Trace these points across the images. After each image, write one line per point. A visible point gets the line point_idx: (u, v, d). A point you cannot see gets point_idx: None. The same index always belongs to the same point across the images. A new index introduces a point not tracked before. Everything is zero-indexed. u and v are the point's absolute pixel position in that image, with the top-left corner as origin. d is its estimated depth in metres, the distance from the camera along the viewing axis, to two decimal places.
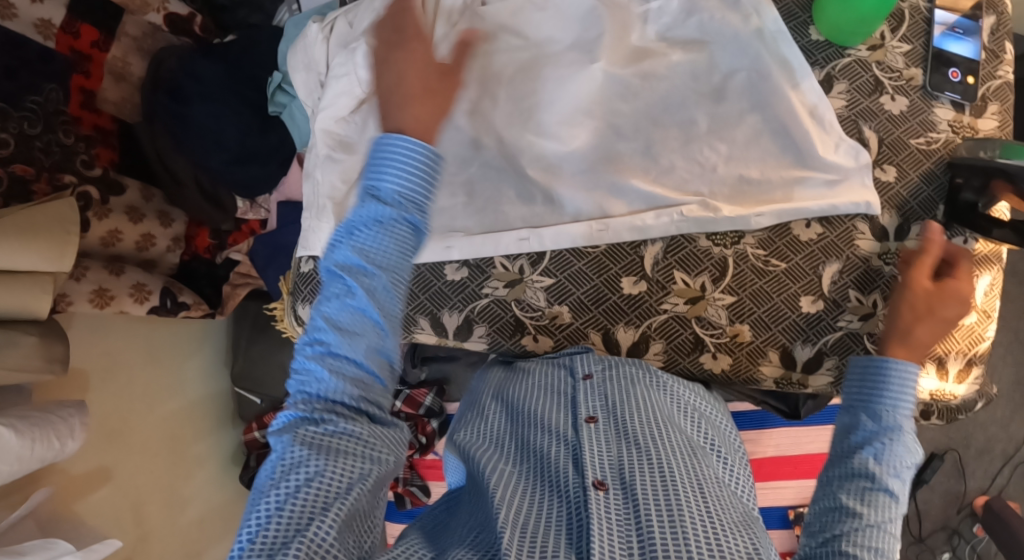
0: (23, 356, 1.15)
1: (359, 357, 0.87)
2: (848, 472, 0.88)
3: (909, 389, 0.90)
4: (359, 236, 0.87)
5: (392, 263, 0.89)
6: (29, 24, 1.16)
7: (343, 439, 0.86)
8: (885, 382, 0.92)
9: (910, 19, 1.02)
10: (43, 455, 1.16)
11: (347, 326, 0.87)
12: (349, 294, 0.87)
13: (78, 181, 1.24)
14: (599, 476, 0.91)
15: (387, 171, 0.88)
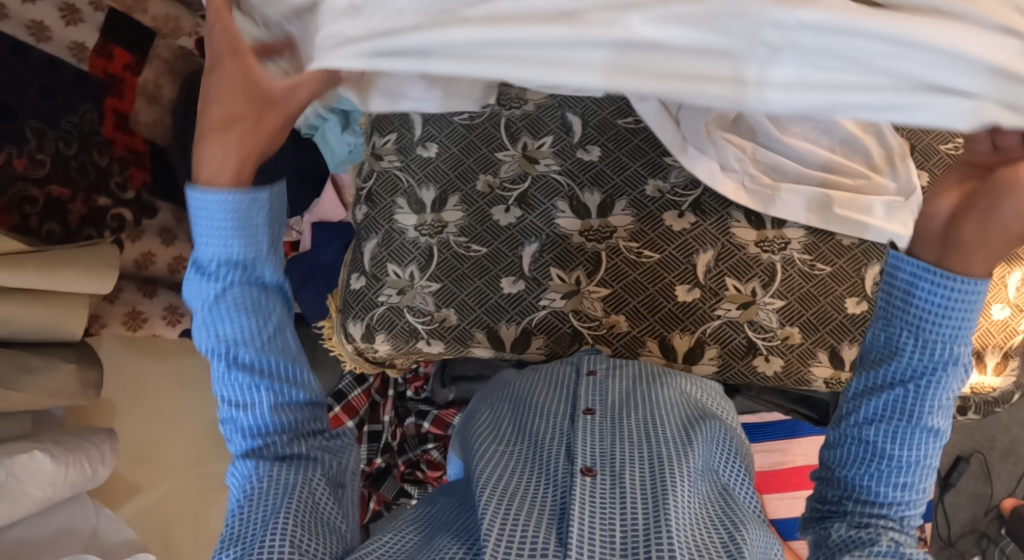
0: (60, 381, 1.14)
1: (267, 416, 0.87)
2: (887, 408, 0.80)
3: (973, 311, 0.75)
4: (209, 322, 0.85)
5: (259, 331, 0.86)
6: (63, 46, 1.18)
7: (285, 452, 0.88)
8: (942, 305, 0.75)
9: None
10: (75, 481, 1.14)
11: (245, 402, 0.87)
12: (237, 373, 0.86)
13: (112, 204, 1.24)
14: (587, 462, 0.94)
15: (207, 232, 0.82)
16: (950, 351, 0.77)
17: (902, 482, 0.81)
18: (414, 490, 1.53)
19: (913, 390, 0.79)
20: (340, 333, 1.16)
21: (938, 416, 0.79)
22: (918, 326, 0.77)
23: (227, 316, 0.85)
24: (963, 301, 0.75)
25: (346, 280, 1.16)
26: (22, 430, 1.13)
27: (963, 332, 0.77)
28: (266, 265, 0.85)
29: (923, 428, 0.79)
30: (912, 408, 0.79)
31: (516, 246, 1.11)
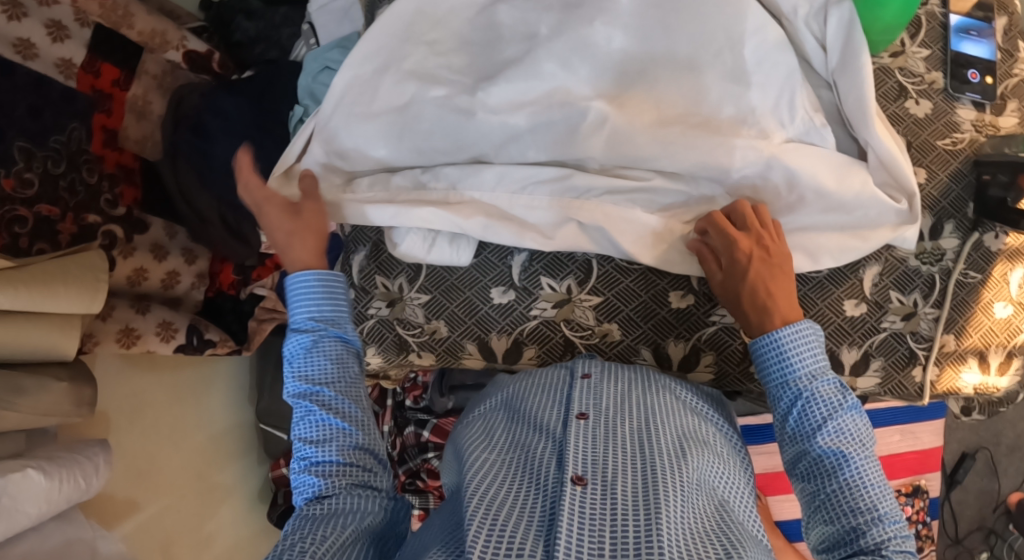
0: (53, 401, 1.13)
1: (335, 457, 0.92)
2: (795, 457, 0.89)
3: (800, 351, 0.89)
4: (297, 366, 0.96)
5: (336, 381, 0.96)
6: (50, 63, 1.16)
7: (337, 516, 0.89)
8: (777, 356, 0.90)
9: (927, 25, 1.05)
10: (70, 495, 1.14)
11: (316, 438, 0.93)
12: (309, 413, 0.94)
13: (102, 221, 1.24)
14: (578, 471, 0.92)
15: (300, 298, 0.98)
16: (794, 387, 0.89)
17: (844, 505, 0.85)
18: (415, 500, 1.51)
19: (794, 431, 0.89)
20: None
21: (826, 438, 0.86)
22: (773, 378, 0.91)
23: (306, 363, 0.96)
24: (778, 351, 0.90)
25: None
26: (16, 448, 1.14)
27: (799, 370, 0.89)
28: (346, 328, 0.99)
29: (819, 454, 0.87)
30: (792, 442, 0.89)
31: (506, 255, 1.09)
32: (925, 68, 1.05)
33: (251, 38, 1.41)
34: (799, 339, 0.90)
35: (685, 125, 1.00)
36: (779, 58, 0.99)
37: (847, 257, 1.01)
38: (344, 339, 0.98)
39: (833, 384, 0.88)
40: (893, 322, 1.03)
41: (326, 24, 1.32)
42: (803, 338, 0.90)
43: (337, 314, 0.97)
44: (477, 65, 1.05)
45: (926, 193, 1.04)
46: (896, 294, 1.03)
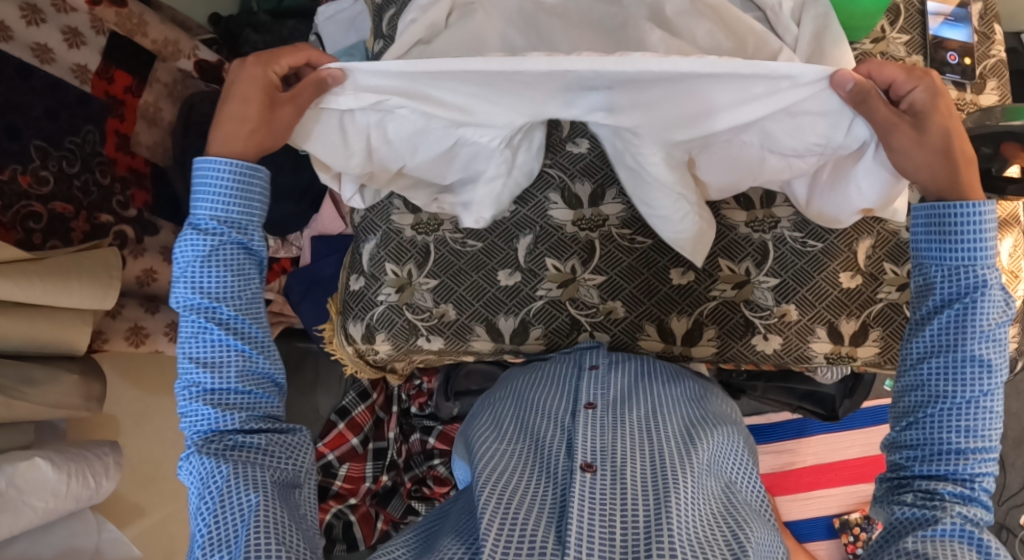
0: (63, 393, 1.15)
1: (230, 381, 0.89)
2: (930, 346, 0.85)
3: (988, 235, 0.83)
4: (189, 277, 0.88)
5: (234, 296, 0.89)
6: (67, 68, 1.21)
7: (247, 450, 0.88)
8: (964, 229, 0.84)
9: (905, 12, 1.10)
10: (78, 493, 1.14)
11: (211, 359, 0.88)
12: (203, 332, 0.88)
13: (114, 221, 1.27)
14: (588, 458, 0.93)
15: (203, 192, 0.89)
16: (975, 273, 0.83)
17: (955, 424, 0.83)
18: (421, 507, 1.46)
19: (941, 328, 0.84)
20: (342, 335, 1.16)
21: (984, 347, 0.83)
22: (950, 255, 0.84)
23: (207, 274, 0.88)
24: (968, 227, 0.84)
25: (347, 281, 1.17)
26: (25, 441, 1.14)
27: (983, 254, 0.84)
28: (251, 235, 0.90)
29: (965, 362, 0.83)
30: (926, 345, 0.85)
31: (511, 239, 1.12)
32: (906, 52, 1.09)
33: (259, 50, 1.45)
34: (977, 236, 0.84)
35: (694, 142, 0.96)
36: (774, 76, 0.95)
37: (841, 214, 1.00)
38: (242, 250, 0.90)
39: (1003, 300, 0.84)
40: (890, 292, 1.04)
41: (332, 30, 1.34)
42: (984, 229, 0.84)
43: (243, 216, 0.89)
44: None
45: None
46: (889, 265, 1.04)
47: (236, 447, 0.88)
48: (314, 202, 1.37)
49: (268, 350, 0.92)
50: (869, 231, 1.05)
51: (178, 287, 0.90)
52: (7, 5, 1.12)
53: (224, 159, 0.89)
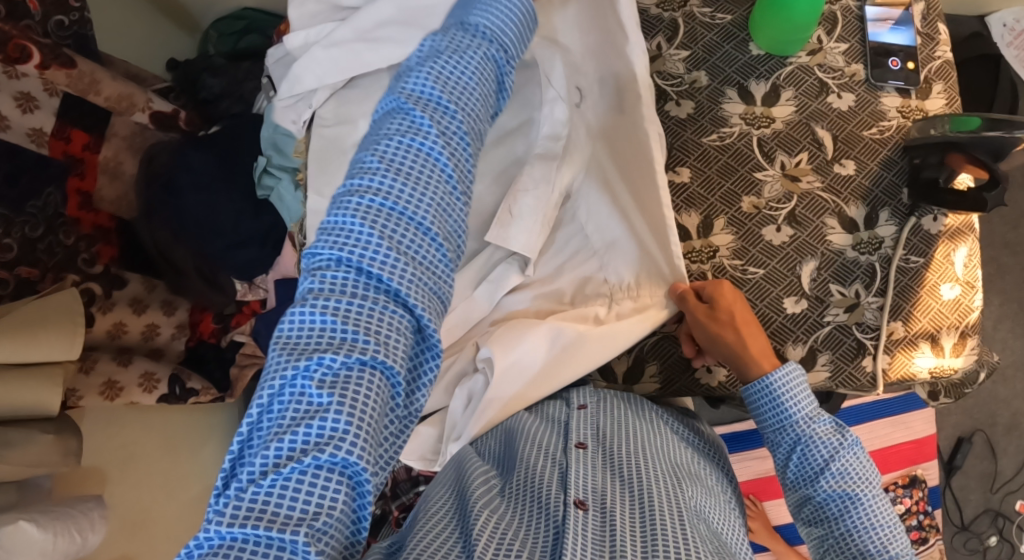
0: (39, 452, 1.15)
1: (405, 284, 0.81)
2: (800, 477, 0.93)
3: (799, 397, 0.92)
4: (368, 181, 0.82)
5: (405, 204, 0.82)
6: (22, 133, 1.18)
7: (348, 389, 0.78)
8: (776, 397, 0.93)
9: (842, 19, 1.07)
10: (65, 550, 1.14)
11: (400, 248, 0.81)
12: (351, 236, 0.80)
13: (81, 279, 1.27)
14: (580, 495, 0.88)
15: (489, 9, 0.87)
16: (792, 431, 0.92)
17: (853, 550, 0.89)
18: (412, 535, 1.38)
19: (798, 474, 0.93)
20: None
21: (829, 486, 0.90)
22: (778, 416, 0.94)
23: (496, 27, 0.88)
24: (770, 397, 0.94)
25: None
26: (9, 501, 1.14)
27: (796, 414, 0.93)
28: (429, 136, 0.83)
29: (824, 498, 0.91)
30: (797, 483, 0.93)
31: None
32: (845, 61, 1.06)
33: (216, 95, 1.47)
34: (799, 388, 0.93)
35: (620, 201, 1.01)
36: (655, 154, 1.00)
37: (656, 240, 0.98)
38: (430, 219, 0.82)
39: (830, 426, 0.92)
40: (837, 315, 1.02)
41: (302, 74, 1.12)
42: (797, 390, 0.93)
43: (436, 123, 0.84)
44: None
45: (857, 183, 1.04)
46: (836, 286, 1.02)
47: (337, 380, 0.78)
48: (276, 244, 1.39)
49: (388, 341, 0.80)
50: (810, 225, 1.03)
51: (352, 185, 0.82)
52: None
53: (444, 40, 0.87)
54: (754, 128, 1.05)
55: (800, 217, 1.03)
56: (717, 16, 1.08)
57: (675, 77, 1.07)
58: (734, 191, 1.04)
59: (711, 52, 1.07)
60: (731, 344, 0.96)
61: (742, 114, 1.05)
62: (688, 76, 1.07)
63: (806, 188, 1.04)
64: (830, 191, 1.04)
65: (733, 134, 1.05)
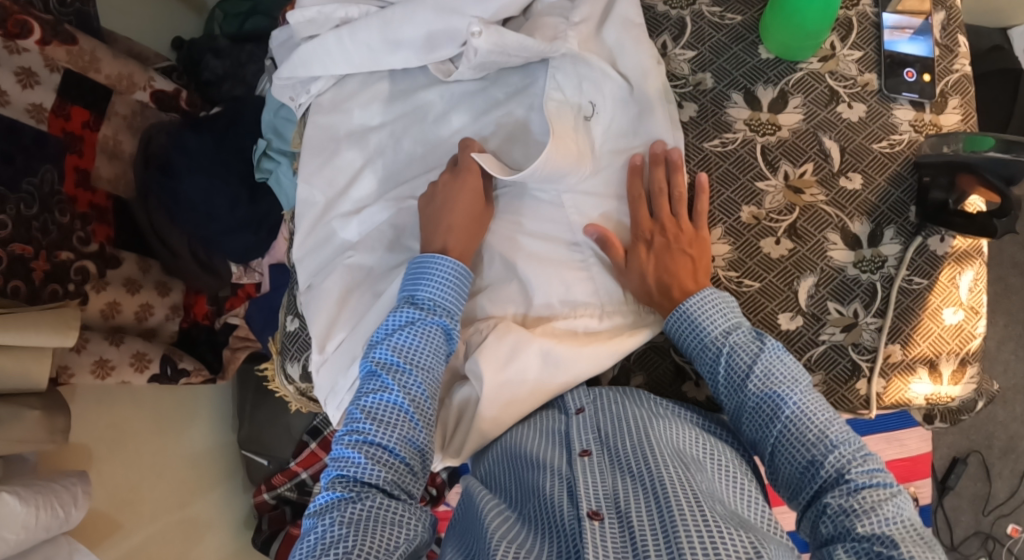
0: (26, 429, 1.11)
1: (389, 441, 0.90)
2: (737, 404, 0.90)
3: (716, 312, 0.93)
4: (391, 337, 0.93)
5: (422, 365, 0.93)
6: (21, 109, 1.17)
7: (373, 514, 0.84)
8: (695, 320, 0.93)
9: (858, 25, 1.03)
10: (48, 524, 1.11)
11: (410, 362, 0.93)
12: (384, 388, 0.91)
13: (75, 257, 1.25)
14: (593, 506, 0.84)
15: (423, 282, 0.96)
16: (713, 347, 0.92)
17: (796, 443, 0.86)
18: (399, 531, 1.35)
19: (726, 384, 0.91)
20: (281, 375, 1.17)
21: (755, 388, 0.88)
22: (699, 338, 0.93)
23: (436, 298, 0.96)
24: (688, 321, 0.94)
25: (283, 322, 1.17)
26: None
27: (712, 331, 0.92)
28: (453, 322, 0.96)
29: (757, 401, 0.88)
30: (731, 395, 0.91)
31: None
32: (858, 70, 1.02)
33: (219, 76, 1.49)
34: (713, 302, 0.93)
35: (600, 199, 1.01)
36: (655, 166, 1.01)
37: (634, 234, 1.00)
38: (414, 419, 0.91)
39: (749, 333, 0.91)
40: (833, 334, 0.99)
41: (308, 60, 1.08)
42: (712, 310, 0.93)
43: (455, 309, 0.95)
44: (396, 86, 1.10)
45: (863, 198, 1.00)
46: (834, 304, 0.98)
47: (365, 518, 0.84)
48: (271, 230, 1.43)
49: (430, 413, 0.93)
50: (811, 239, 1.00)
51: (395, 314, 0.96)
52: (5, 73, 1.14)
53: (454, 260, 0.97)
54: (759, 135, 1.02)
55: (801, 230, 1.00)
56: (727, 16, 1.05)
57: (679, 78, 1.04)
58: (734, 199, 1.01)
59: (719, 54, 1.04)
60: (645, 266, 0.97)
61: (747, 120, 1.02)
62: (693, 78, 1.04)
63: (810, 201, 1.00)
64: (834, 205, 1.00)
65: (736, 141, 1.02)
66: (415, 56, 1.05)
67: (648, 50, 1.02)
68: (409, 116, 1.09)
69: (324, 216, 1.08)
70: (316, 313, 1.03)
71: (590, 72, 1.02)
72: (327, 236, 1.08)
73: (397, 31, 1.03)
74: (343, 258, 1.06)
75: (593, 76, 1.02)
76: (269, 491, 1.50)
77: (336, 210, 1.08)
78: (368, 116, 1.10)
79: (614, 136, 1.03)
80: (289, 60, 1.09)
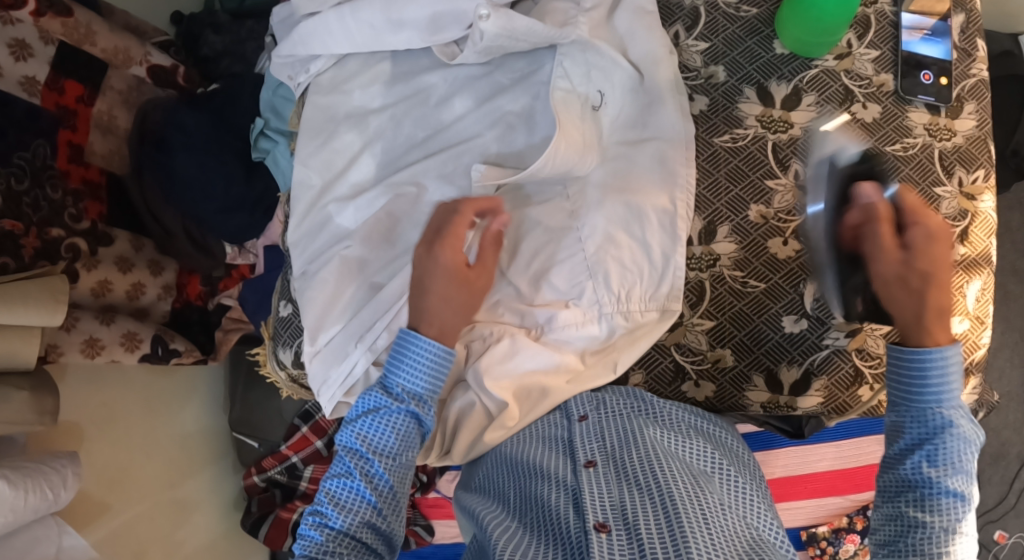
0: (14, 408, 1.08)
1: (348, 524, 0.90)
2: (901, 472, 0.85)
3: (953, 382, 0.84)
4: (360, 426, 0.92)
5: (389, 455, 0.92)
6: (14, 81, 1.14)
7: None
8: (930, 377, 0.84)
9: (875, 24, 1.01)
10: (37, 507, 1.09)
11: (376, 446, 0.92)
12: (348, 475, 0.92)
13: (66, 235, 1.22)
14: (600, 518, 0.84)
15: (404, 366, 0.92)
16: (927, 412, 0.84)
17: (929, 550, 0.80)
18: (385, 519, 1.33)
19: (908, 451, 0.85)
20: (273, 361, 1.15)
21: (918, 467, 0.83)
22: (917, 401, 0.85)
23: (408, 387, 0.93)
24: (926, 372, 0.85)
25: (276, 307, 1.15)
26: None
27: (941, 399, 0.84)
28: (425, 409, 0.93)
29: (929, 474, 0.83)
30: (900, 462, 0.85)
31: None
32: (874, 69, 1.00)
33: (217, 52, 1.45)
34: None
35: (605, 189, 0.98)
36: (662, 159, 0.98)
37: (637, 228, 0.98)
38: (376, 504, 0.91)
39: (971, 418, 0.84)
40: (837, 338, 0.99)
41: (307, 38, 1.05)
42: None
43: (426, 393, 0.92)
44: (399, 69, 1.07)
45: None
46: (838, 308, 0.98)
47: None
48: (267, 212, 1.41)
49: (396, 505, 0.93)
50: None
51: (365, 399, 0.94)
52: None
53: (439, 342, 0.92)
54: (770, 132, 1.00)
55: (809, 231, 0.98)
56: (742, 8, 1.02)
57: (691, 70, 1.02)
58: (743, 197, 1.00)
59: (732, 46, 1.02)
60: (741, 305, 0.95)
61: (759, 116, 1.00)
62: (705, 70, 1.02)
63: None
64: None
65: (747, 137, 1.00)
66: (418, 37, 1.02)
67: (660, 40, 1.00)
68: (411, 99, 1.06)
69: (321, 200, 1.06)
70: (310, 301, 1.02)
71: (600, 60, 0.99)
72: (322, 221, 1.05)
73: (400, 10, 1.01)
74: (337, 244, 1.03)
75: (603, 64, 0.99)
76: (259, 475, 1.49)
77: (331, 194, 1.05)
78: (368, 98, 1.07)
79: (622, 129, 1.00)
80: (288, 39, 1.06)
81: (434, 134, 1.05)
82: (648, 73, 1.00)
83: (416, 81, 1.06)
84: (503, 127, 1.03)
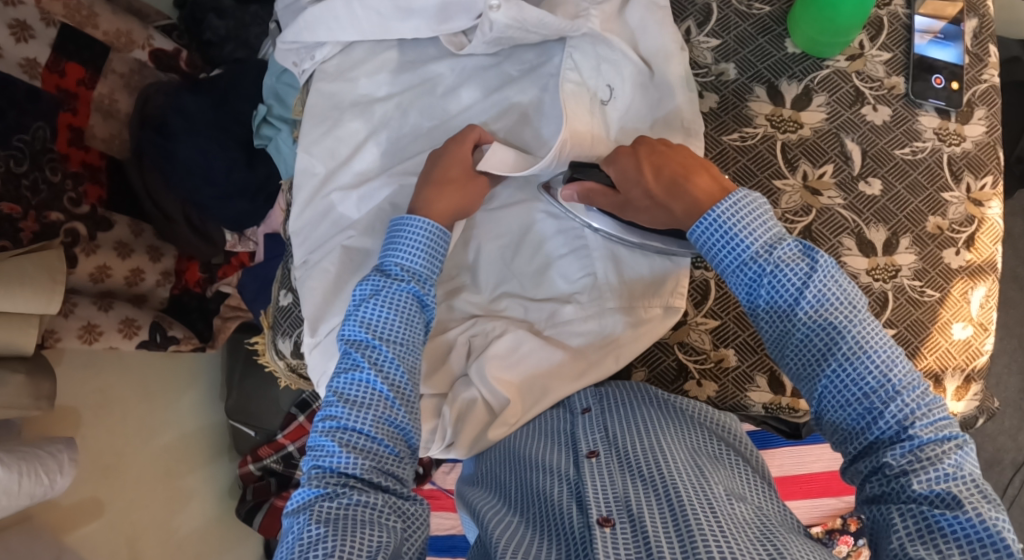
0: (11, 393, 1.08)
1: (366, 426, 0.88)
2: (781, 336, 0.84)
3: (753, 217, 0.83)
4: (359, 312, 0.90)
5: (395, 340, 0.90)
6: (14, 63, 1.13)
7: (359, 509, 0.84)
8: (731, 229, 0.84)
9: (888, 26, 1.00)
10: (31, 491, 1.09)
11: (382, 331, 0.90)
12: (356, 368, 0.89)
13: (66, 219, 1.21)
14: (604, 512, 0.83)
15: (400, 249, 0.92)
16: (751, 266, 0.84)
17: (851, 385, 0.81)
18: None
19: (767, 310, 0.84)
20: (272, 350, 1.15)
21: (790, 322, 0.83)
22: (737, 257, 0.84)
23: (409, 266, 0.92)
24: (720, 230, 0.85)
25: (276, 296, 1.14)
26: None
27: (752, 245, 0.84)
28: (427, 289, 0.92)
29: (806, 333, 0.82)
30: (773, 327, 0.84)
31: None
32: (885, 71, 1.00)
33: (221, 36, 1.43)
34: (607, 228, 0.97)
35: None
36: None
37: None
38: (391, 395, 0.88)
39: (795, 249, 0.83)
40: None
41: (314, 24, 1.04)
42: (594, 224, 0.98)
43: (427, 269, 0.91)
44: (407, 57, 1.06)
45: (881, 205, 0.98)
46: None
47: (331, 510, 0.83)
48: (268, 198, 1.40)
49: (413, 402, 0.91)
50: (826, 243, 0.97)
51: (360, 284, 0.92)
52: None
53: (427, 219, 0.92)
54: (780, 131, 0.99)
55: (817, 233, 0.97)
56: (755, 5, 1.01)
57: (702, 66, 1.01)
58: None
59: (743, 44, 1.01)
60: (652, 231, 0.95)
61: (768, 115, 0.99)
62: (716, 67, 1.01)
63: (826, 204, 0.98)
64: (851, 209, 0.98)
65: (756, 136, 0.99)
66: (425, 26, 1.01)
67: (672, 35, 0.99)
68: (417, 89, 1.05)
69: (324, 188, 1.04)
70: (310, 290, 1.01)
71: (611, 53, 0.98)
72: (325, 209, 1.04)
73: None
74: (340, 234, 1.03)
75: (613, 58, 0.98)
76: (254, 463, 1.49)
77: (334, 182, 1.04)
78: (374, 86, 1.06)
79: (631, 122, 0.99)
80: (293, 25, 1.05)
81: (440, 126, 1.04)
82: (655, 69, 0.99)
83: (424, 71, 1.05)
84: (509, 120, 1.02)
